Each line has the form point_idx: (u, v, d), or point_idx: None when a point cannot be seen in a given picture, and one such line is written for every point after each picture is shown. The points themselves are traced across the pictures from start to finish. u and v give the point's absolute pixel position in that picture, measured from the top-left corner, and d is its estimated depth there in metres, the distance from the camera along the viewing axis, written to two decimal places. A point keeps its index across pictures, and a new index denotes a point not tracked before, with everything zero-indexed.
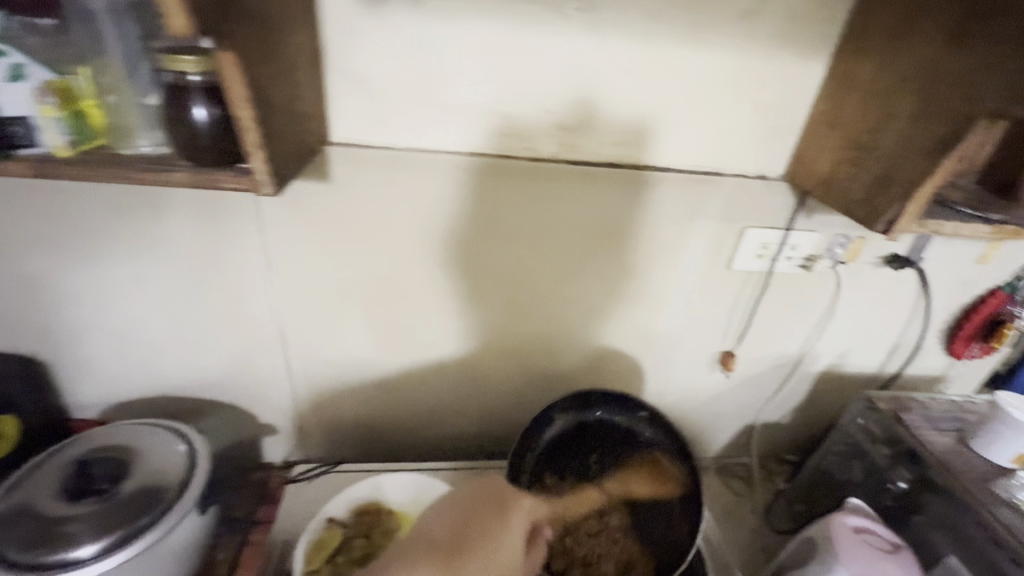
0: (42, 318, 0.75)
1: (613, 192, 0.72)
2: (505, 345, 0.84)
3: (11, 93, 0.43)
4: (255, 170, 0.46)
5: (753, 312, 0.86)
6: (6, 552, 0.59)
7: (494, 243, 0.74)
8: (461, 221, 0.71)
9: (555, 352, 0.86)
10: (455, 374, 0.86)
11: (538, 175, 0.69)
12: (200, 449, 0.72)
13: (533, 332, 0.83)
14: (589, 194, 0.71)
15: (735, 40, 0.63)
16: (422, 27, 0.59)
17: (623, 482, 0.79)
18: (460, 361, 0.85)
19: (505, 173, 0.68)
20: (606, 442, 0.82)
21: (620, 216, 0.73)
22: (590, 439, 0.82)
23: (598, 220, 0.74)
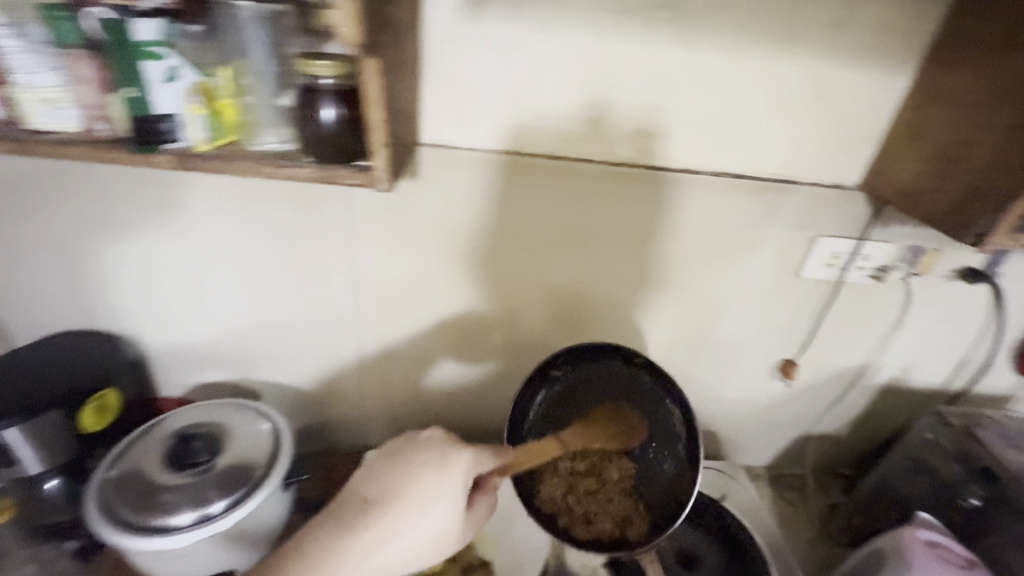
0: (141, 301, 0.80)
1: (659, 195, 0.73)
2: (534, 340, 0.85)
3: (166, 92, 0.47)
4: (375, 168, 0.49)
5: (819, 321, 0.86)
6: (119, 511, 0.65)
7: (528, 237, 0.75)
8: (497, 216, 0.73)
9: None
10: (493, 368, 0.88)
11: (570, 172, 0.71)
12: (282, 430, 0.75)
13: (563, 328, 0.84)
14: (623, 192, 0.72)
15: (822, 50, 0.64)
16: (516, 35, 0.62)
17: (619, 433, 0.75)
18: (494, 355, 0.87)
19: (537, 171, 0.70)
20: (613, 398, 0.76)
21: (659, 215, 0.74)
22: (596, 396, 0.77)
23: (635, 220, 0.75)
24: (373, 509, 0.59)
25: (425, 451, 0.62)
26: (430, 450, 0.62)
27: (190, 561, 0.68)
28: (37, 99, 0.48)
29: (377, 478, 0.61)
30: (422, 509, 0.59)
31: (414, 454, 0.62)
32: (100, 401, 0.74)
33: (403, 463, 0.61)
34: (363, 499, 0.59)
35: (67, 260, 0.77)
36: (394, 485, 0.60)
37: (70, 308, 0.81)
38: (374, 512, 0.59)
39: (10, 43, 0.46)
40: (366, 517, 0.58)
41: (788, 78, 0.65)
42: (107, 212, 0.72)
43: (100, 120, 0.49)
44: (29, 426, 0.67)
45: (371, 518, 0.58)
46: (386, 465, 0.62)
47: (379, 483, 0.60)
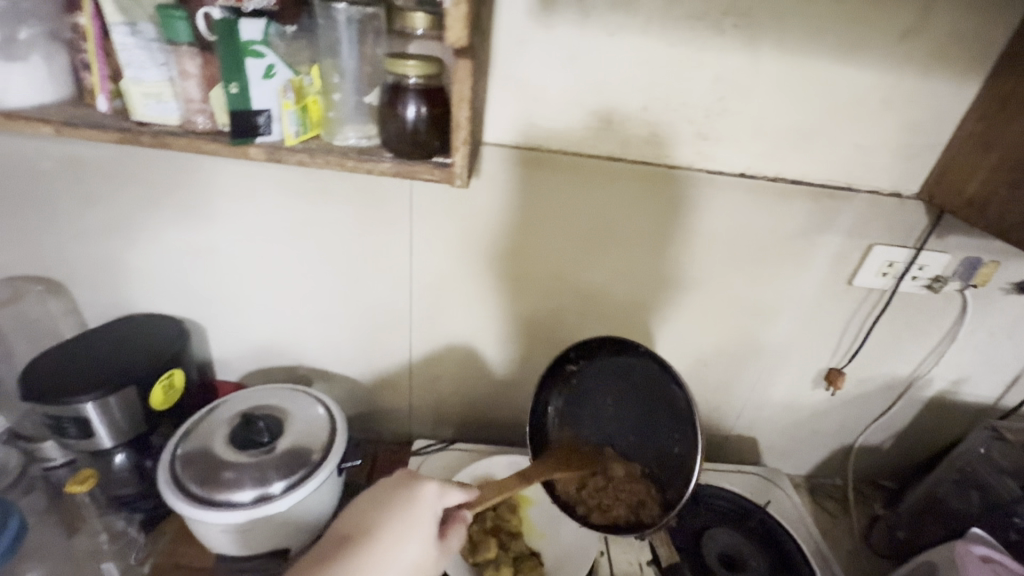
0: (205, 286, 0.83)
1: (685, 195, 0.74)
2: (551, 336, 0.86)
3: (263, 89, 0.50)
4: (454, 165, 0.51)
5: (869, 330, 0.85)
6: (187, 485, 0.68)
7: (561, 236, 0.77)
8: (524, 212, 0.75)
9: None
10: (517, 363, 0.89)
11: (597, 171, 0.72)
12: (337, 416, 0.79)
13: (582, 325, 0.85)
14: (649, 192, 0.73)
15: (888, 58, 0.64)
16: (585, 39, 0.64)
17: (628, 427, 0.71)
18: (515, 350, 0.88)
19: (564, 167, 0.72)
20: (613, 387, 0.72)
21: (688, 216, 0.75)
22: (598, 385, 0.73)
23: (661, 220, 0.75)
24: (354, 543, 0.54)
25: (393, 486, 0.59)
26: (400, 484, 0.59)
27: (248, 542, 0.69)
28: (145, 93, 0.51)
29: (350, 516, 0.57)
30: (400, 540, 0.55)
31: (382, 490, 0.59)
32: (170, 379, 0.77)
33: (374, 498, 0.58)
34: (344, 534, 0.55)
35: (138, 245, 0.80)
36: (372, 518, 0.56)
37: (139, 291, 0.84)
38: (357, 544, 0.54)
39: (126, 40, 0.49)
40: (347, 552, 0.53)
41: (852, 86, 0.66)
42: (181, 200, 0.76)
43: (201, 113, 0.52)
44: (106, 400, 0.70)
45: (354, 552, 0.53)
46: (358, 503, 0.58)
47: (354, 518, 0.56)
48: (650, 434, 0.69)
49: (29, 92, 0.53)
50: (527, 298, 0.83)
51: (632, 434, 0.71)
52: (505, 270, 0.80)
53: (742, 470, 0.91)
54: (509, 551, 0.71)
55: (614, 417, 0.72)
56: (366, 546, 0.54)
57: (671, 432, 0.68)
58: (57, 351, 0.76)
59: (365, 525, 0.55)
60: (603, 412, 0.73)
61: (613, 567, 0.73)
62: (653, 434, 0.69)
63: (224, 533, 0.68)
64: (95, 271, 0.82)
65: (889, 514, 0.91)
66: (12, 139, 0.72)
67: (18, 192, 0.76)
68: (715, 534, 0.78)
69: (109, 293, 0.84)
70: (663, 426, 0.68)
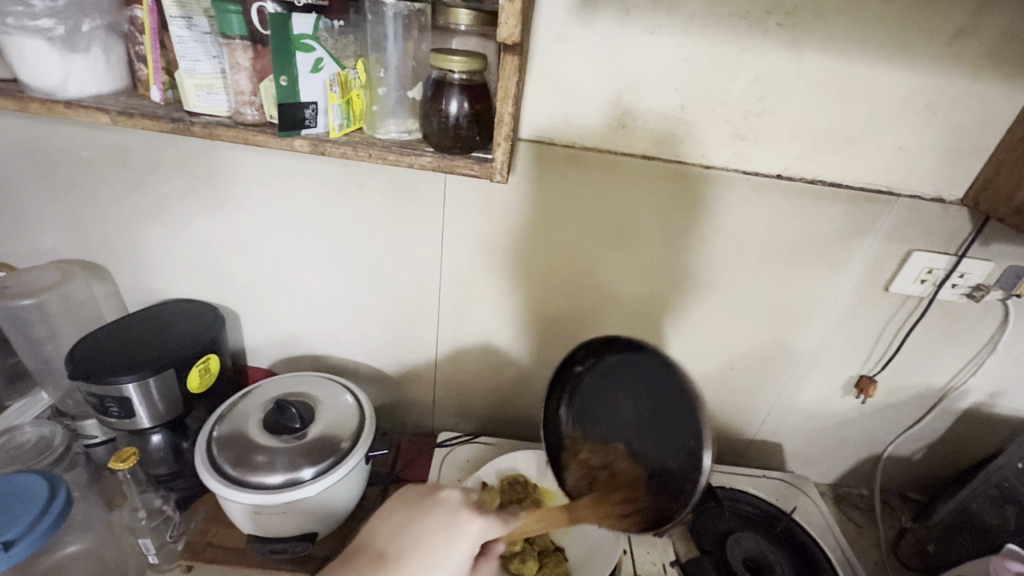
0: (240, 274, 0.85)
1: (723, 196, 0.73)
2: (585, 335, 0.86)
3: (311, 82, 0.51)
4: (495, 160, 0.53)
5: (903, 338, 0.83)
6: (222, 466, 0.70)
7: (593, 233, 0.77)
8: (559, 209, 0.75)
9: None
10: (547, 360, 0.89)
11: (635, 169, 0.72)
12: (365, 406, 0.80)
13: (615, 324, 0.85)
14: (687, 192, 0.73)
15: (935, 60, 0.63)
16: (625, 36, 0.64)
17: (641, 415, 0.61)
18: (547, 347, 0.88)
19: (603, 166, 0.72)
20: (620, 381, 0.65)
21: (725, 218, 0.75)
22: (608, 380, 0.65)
23: (697, 220, 0.75)
24: (384, 567, 0.51)
25: (439, 513, 0.55)
26: (444, 513, 0.55)
27: (280, 525, 0.71)
28: (197, 85, 0.53)
29: (387, 532, 0.54)
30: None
31: (425, 519, 0.54)
32: (205, 363, 0.79)
33: (413, 525, 0.54)
34: (379, 552, 0.52)
35: (178, 233, 0.82)
36: (417, 543, 0.53)
37: (177, 278, 0.87)
38: (389, 571, 0.51)
39: (183, 33, 0.51)
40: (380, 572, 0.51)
41: (897, 87, 0.65)
42: (221, 190, 0.77)
43: (249, 106, 0.53)
44: (145, 381, 0.72)
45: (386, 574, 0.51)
46: (397, 520, 0.55)
47: (389, 543, 0.53)
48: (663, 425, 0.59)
49: (88, 82, 0.56)
50: (555, 295, 0.83)
51: (647, 427, 0.60)
52: (534, 267, 0.81)
53: (765, 475, 0.91)
54: (534, 545, 0.71)
55: (626, 410, 0.62)
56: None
57: (679, 419, 0.58)
58: (101, 333, 0.78)
59: (396, 550, 0.52)
60: (615, 405, 0.63)
61: (635, 566, 0.74)
62: (664, 425, 0.59)
63: (256, 515, 0.69)
64: (137, 257, 0.85)
65: (918, 526, 0.89)
66: (64, 128, 0.75)
67: (67, 179, 0.79)
68: (740, 539, 0.76)
69: (149, 280, 0.87)
70: (672, 414, 0.59)
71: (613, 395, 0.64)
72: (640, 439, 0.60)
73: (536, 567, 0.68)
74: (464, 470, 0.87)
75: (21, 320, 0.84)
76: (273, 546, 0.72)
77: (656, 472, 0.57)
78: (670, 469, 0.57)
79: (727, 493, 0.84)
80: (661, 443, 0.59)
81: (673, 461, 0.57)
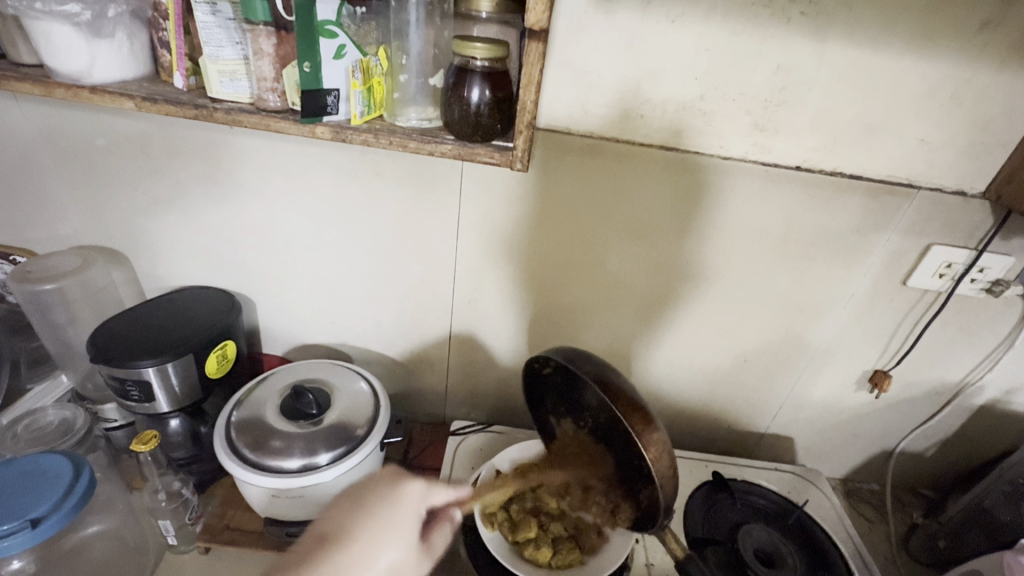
0: (256, 262, 0.86)
1: (741, 187, 0.72)
2: (597, 325, 0.87)
3: (333, 69, 0.52)
4: (516, 149, 0.53)
5: (920, 333, 0.83)
6: (240, 450, 0.71)
7: (607, 223, 0.77)
8: (574, 199, 0.75)
9: (652, 339, 0.88)
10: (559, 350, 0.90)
11: (651, 158, 0.71)
12: (380, 393, 0.81)
13: (629, 315, 0.85)
14: (704, 183, 0.73)
15: (962, 51, 0.62)
16: (645, 25, 0.63)
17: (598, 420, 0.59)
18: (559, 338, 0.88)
19: (619, 155, 0.71)
20: (575, 392, 0.60)
21: (742, 209, 0.74)
22: (566, 389, 0.62)
23: (714, 211, 0.75)
24: (328, 544, 0.55)
25: (377, 487, 0.60)
26: (382, 486, 0.60)
27: (297, 508, 0.72)
28: (220, 71, 0.53)
29: (334, 512, 0.58)
30: (378, 540, 0.56)
31: (361, 492, 0.60)
32: (222, 350, 0.80)
33: (357, 500, 0.59)
34: (321, 534, 0.56)
35: (195, 220, 0.83)
36: (354, 519, 0.57)
37: (194, 265, 0.88)
38: (333, 547, 0.55)
39: (206, 19, 0.51)
40: (325, 552, 0.54)
41: (922, 78, 0.64)
42: (238, 177, 0.78)
43: (272, 92, 0.53)
44: (164, 366, 0.73)
45: (331, 552, 0.54)
46: (342, 504, 0.59)
47: (336, 517, 0.57)
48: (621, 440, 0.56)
49: (113, 67, 0.56)
50: (568, 286, 0.83)
51: (607, 436, 0.59)
52: (548, 257, 0.81)
53: (776, 468, 0.91)
54: (548, 532, 0.70)
55: (588, 413, 0.61)
56: (342, 548, 0.55)
57: (632, 449, 0.54)
58: (121, 319, 0.79)
59: (344, 527, 0.56)
60: (579, 409, 0.62)
61: (648, 557, 0.74)
62: (621, 443, 0.56)
63: (274, 498, 0.70)
64: (155, 244, 0.86)
65: (929, 522, 0.89)
66: (84, 114, 0.75)
67: (87, 165, 0.79)
68: (751, 530, 0.77)
69: (166, 266, 0.88)
70: (626, 437, 0.55)
71: (576, 401, 0.62)
72: (603, 443, 0.60)
73: (548, 554, 0.68)
74: (476, 458, 0.88)
75: (43, 304, 0.85)
76: (291, 529, 0.74)
77: (625, 475, 0.58)
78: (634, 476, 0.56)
79: (741, 487, 0.85)
80: (623, 455, 0.57)
81: (635, 470, 0.56)
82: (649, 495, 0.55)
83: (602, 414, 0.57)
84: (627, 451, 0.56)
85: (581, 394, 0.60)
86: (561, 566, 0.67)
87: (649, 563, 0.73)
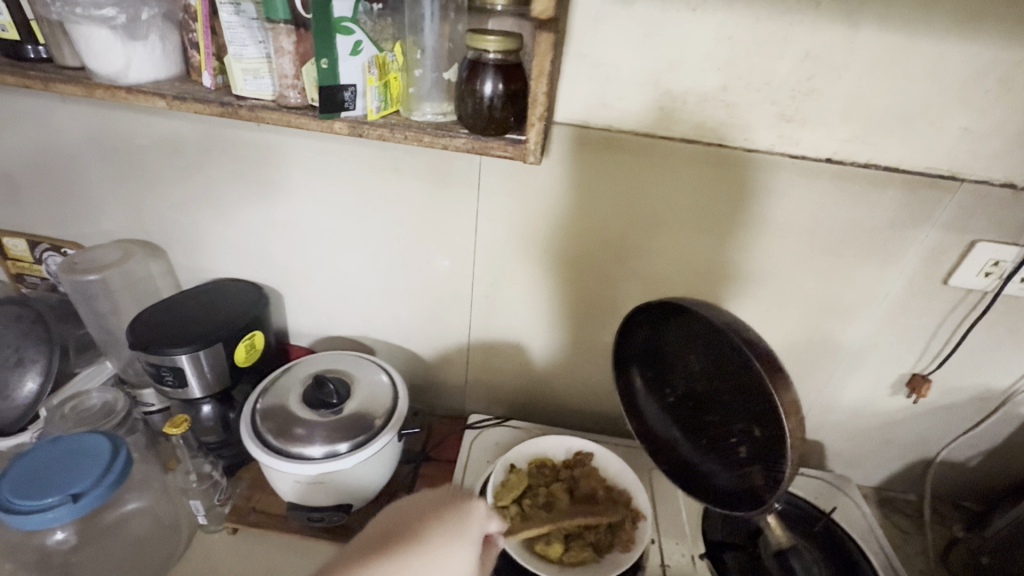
0: (282, 257, 0.89)
1: (785, 182, 0.70)
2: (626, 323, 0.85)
3: (350, 65, 0.52)
4: (528, 142, 0.52)
5: (962, 336, 0.78)
6: (266, 435, 0.74)
7: (649, 220, 0.76)
8: (616, 196, 0.74)
9: None
10: (579, 347, 0.90)
11: (696, 156, 0.70)
12: (400, 385, 0.83)
13: None
14: (754, 180, 0.70)
15: (1008, 33, 0.58)
16: (666, 14, 0.62)
17: (723, 383, 0.66)
18: (579, 338, 0.88)
19: (662, 152, 0.70)
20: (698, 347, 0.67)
21: (786, 206, 0.71)
22: (684, 342, 0.70)
23: (756, 209, 0.72)
24: (393, 550, 0.49)
25: (445, 498, 0.56)
26: (440, 494, 0.57)
27: (316, 493, 0.75)
28: (244, 69, 0.55)
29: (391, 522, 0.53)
30: (457, 543, 0.52)
31: (416, 503, 0.56)
32: (251, 340, 0.83)
33: (428, 511, 0.54)
34: (379, 544, 0.50)
35: (227, 216, 0.86)
36: (420, 535, 0.51)
37: (224, 257, 0.91)
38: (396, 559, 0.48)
39: (231, 19, 0.53)
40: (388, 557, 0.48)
41: (964, 63, 0.60)
42: (268, 172, 0.81)
43: (292, 88, 0.55)
44: (197, 353, 0.77)
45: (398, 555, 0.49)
46: (402, 511, 0.55)
47: (391, 533, 0.51)
48: (746, 413, 0.63)
49: (146, 68, 0.58)
50: (600, 283, 0.82)
51: (731, 415, 0.66)
52: (577, 255, 0.80)
53: (804, 473, 0.87)
54: (560, 527, 0.67)
55: (682, 377, 0.72)
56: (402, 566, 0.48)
57: (759, 415, 0.60)
58: (158, 308, 0.84)
59: (401, 542, 0.50)
60: (676, 371, 0.73)
61: (663, 557, 0.70)
62: (748, 418, 0.63)
63: (295, 483, 0.73)
64: (189, 238, 0.90)
65: (972, 536, 0.84)
66: (127, 114, 0.79)
67: (129, 163, 0.84)
68: None
69: (199, 259, 0.92)
70: (756, 412, 0.61)
71: (681, 356, 0.71)
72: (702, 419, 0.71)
73: (559, 550, 0.65)
74: (492, 452, 0.86)
75: (89, 294, 0.91)
76: (312, 514, 0.76)
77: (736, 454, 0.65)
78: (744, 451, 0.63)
79: None
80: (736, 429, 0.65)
81: (748, 450, 0.63)
82: (758, 474, 0.61)
83: (724, 381, 0.66)
84: (747, 423, 0.63)
85: (700, 354, 0.68)
86: (573, 564, 0.64)
87: (663, 565, 0.69)
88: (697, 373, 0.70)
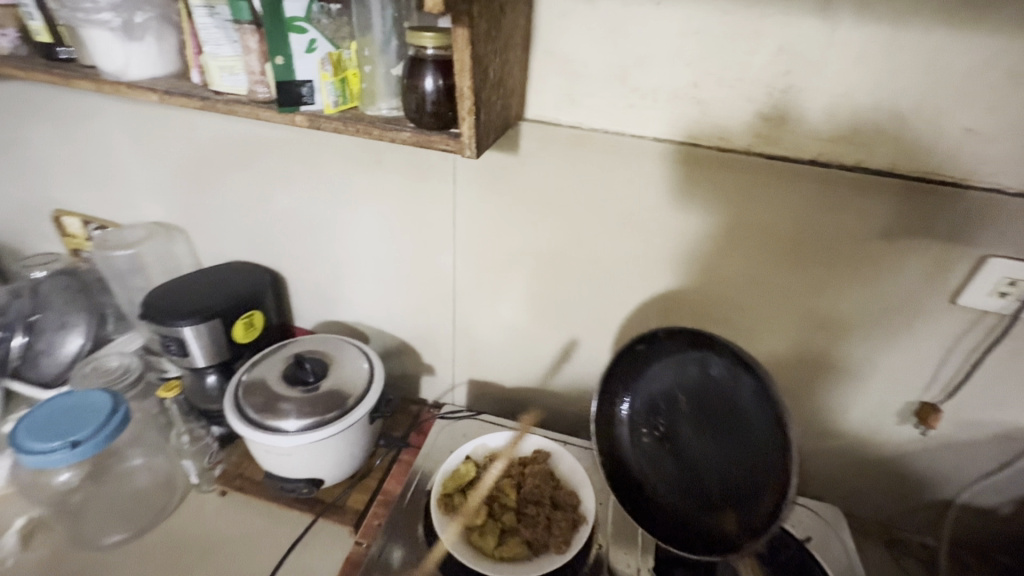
0: (285, 244, 0.96)
1: (794, 189, 0.65)
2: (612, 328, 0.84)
3: (307, 62, 0.57)
4: (463, 135, 0.52)
5: (978, 363, 0.70)
6: (246, 410, 0.79)
7: (655, 226, 0.72)
8: (613, 198, 0.72)
9: None
10: (560, 347, 0.89)
11: (700, 159, 0.66)
12: (378, 371, 0.86)
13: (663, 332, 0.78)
14: (764, 186, 0.66)
15: (1013, 20, 0.51)
16: (630, 9, 0.61)
17: (714, 419, 0.65)
18: (560, 338, 0.88)
19: (663, 156, 0.68)
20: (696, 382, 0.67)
21: (798, 216, 0.66)
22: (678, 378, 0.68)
23: (768, 218, 0.67)
24: None
25: None
26: None
27: (289, 466, 0.79)
28: (221, 66, 0.60)
29: None
30: None
31: None
32: (249, 318, 0.90)
33: None
34: None
35: (237, 204, 0.94)
36: None
37: (237, 242, 0.99)
38: None
39: (206, 20, 0.58)
40: None
41: (963, 55, 0.54)
42: (270, 164, 0.87)
43: (260, 84, 0.59)
44: (198, 326, 0.84)
45: None
46: None
47: None
48: (730, 454, 0.64)
49: (145, 66, 0.65)
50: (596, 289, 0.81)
51: (711, 455, 0.65)
52: (569, 256, 0.79)
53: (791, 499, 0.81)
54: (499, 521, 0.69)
55: (670, 412, 0.68)
56: None
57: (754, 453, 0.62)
58: (172, 284, 0.92)
59: None
60: (665, 405, 0.68)
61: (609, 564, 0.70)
62: (732, 458, 0.64)
63: (269, 453, 0.78)
64: (207, 224, 0.99)
65: None
66: (154, 110, 0.89)
67: (157, 154, 0.94)
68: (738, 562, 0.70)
69: (216, 243, 1.01)
70: (749, 451, 0.62)
71: (674, 391, 0.68)
72: (677, 458, 0.68)
73: (493, 544, 0.66)
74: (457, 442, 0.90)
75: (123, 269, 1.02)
76: (286, 484, 0.81)
77: (709, 494, 0.65)
78: (717, 492, 0.65)
79: None
80: (713, 468, 0.65)
81: (720, 491, 0.65)
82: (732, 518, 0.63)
83: (714, 419, 0.65)
84: (732, 463, 0.64)
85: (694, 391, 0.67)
86: (505, 558, 0.65)
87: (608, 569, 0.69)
88: (686, 408, 0.67)
